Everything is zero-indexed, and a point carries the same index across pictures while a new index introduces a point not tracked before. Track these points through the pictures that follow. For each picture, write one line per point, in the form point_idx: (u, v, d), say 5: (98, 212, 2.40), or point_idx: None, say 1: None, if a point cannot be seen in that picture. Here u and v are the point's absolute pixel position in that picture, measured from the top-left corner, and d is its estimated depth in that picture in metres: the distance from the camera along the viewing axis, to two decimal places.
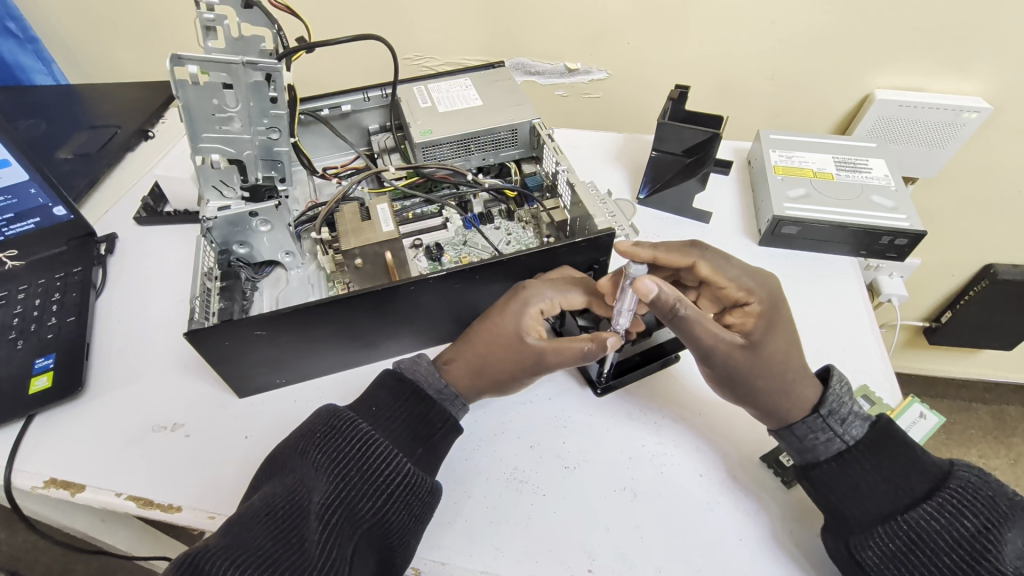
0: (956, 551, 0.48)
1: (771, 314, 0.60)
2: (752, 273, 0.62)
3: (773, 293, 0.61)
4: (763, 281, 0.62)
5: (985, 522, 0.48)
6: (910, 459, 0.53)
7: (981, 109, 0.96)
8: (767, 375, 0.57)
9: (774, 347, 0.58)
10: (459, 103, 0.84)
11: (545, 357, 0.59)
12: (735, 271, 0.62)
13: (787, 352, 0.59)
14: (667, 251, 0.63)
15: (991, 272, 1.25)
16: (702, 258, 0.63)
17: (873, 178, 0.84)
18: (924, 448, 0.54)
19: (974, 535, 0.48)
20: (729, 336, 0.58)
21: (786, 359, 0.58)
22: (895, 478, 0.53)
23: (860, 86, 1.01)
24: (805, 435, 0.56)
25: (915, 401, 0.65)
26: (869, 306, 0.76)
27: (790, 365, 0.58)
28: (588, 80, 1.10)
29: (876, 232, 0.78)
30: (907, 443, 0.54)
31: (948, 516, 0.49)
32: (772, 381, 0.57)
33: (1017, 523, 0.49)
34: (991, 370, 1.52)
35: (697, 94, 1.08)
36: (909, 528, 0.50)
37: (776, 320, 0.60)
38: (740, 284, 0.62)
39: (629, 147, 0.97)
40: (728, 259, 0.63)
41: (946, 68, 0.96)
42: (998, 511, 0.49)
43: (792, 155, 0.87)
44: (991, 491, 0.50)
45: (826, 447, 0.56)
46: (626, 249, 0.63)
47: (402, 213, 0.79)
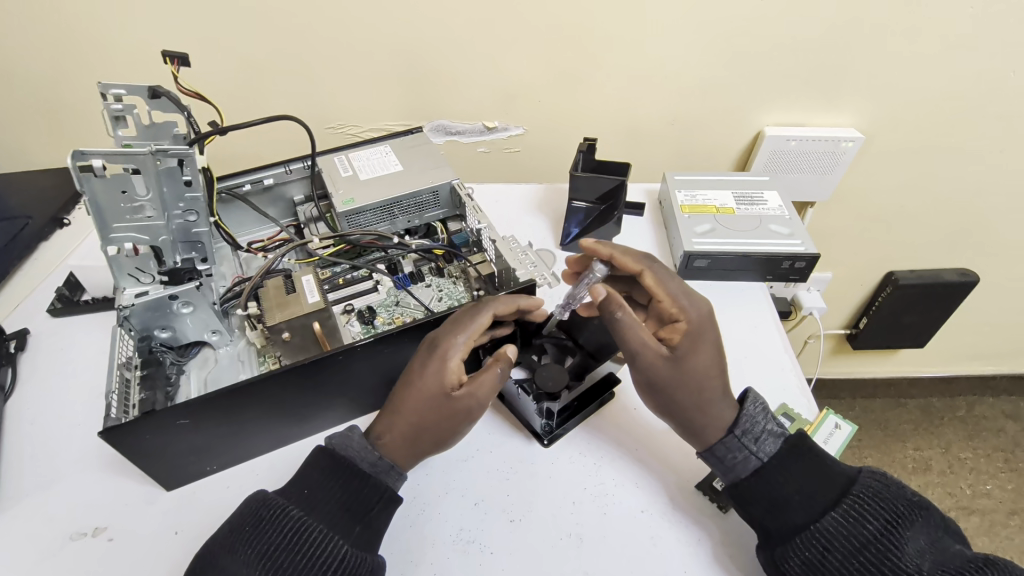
0: (864, 553, 0.52)
1: (697, 329, 0.64)
2: (687, 293, 0.67)
3: (704, 312, 0.66)
4: (695, 300, 0.66)
5: (886, 522, 0.52)
6: (819, 468, 0.58)
7: (856, 138, 1.08)
8: (684, 389, 0.62)
9: (695, 362, 0.63)
10: (380, 169, 0.87)
11: (473, 399, 0.61)
12: (676, 288, 0.67)
13: (709, 368, 0.63)
14: (623, 254, 0.71)
15: (893, 279, 1.37)
16: (648, 271, 0.69)
17: (769, 209, 0.91)
18: (832, 457, 0.59)
19: (877, 536, 0.52)
20: (655, 346, 0.64)
21: (705, 372, 0.63)
22: (807, 489, 0.56)
23: (752, 124, 1.12)
24: (724, 455, 0.60)
25: (830, 413, 0.71)
26: (781, 326, 0.82)
27: (711, 379, 0.63)
28: (507, 136, 1.16)
29: (776, 258, 0.85)
30: (819, 456, 0.58)
31: (854, 520, 0.53)
32: (693, 392, 0.62)
33: (914, 521, 0.53)
34: (912, 366, 1.64)
35: (610, 141, 1.16)
36: (821, 535, 0.53)
37: (704, 338, 0.64)
38: (676, 301, 0.66)
39: (550, 197, 1.02)
40: (674, 278, 0.69)
41: (820, 104, 1.08)
42: (897, 512, 0.53)
43: (696, 194, 0.94)
44: (891, 492, 0.55)
45: (744, 465, 0.59)
46: (587, 245, 0.74)
47: (333, 279, 0.79)
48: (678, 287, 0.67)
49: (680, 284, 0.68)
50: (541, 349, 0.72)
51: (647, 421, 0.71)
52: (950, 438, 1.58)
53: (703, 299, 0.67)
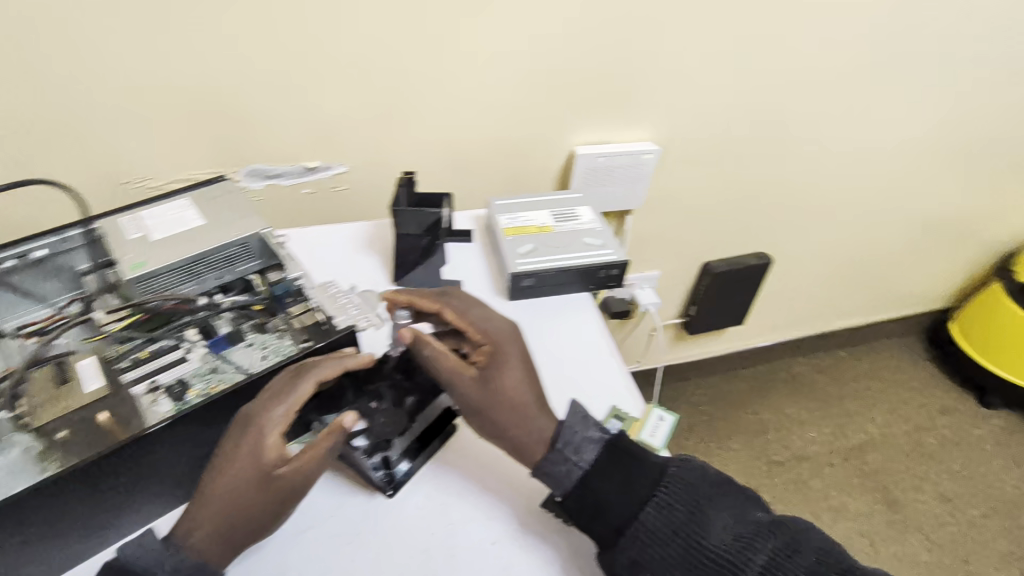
0: (674, 539, 0.58)
1: (499, 349, 0.69)
2: (484, 318, 0.71)
3: (503, 330, 0.70)
4: (491, 322, 0.71)
5: (689, 507, 0.59)
6: (634, 465, 0.63)
7: (653, 151, 1.21)
8: (502, 408, 0.65)
9: (505, 379, 0.67)
10: (177, 227, 0.79)
11: (297, 484, 0.58)
12: (473, 315, 0.71)
13: (519, 382, 0.67)
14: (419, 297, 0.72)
15: (709, 269, 1.55)
16: (445, 306, 0.71)
17: (582, 223, 0.99)
18: (647, 451, 0.64)
19: (682, 521, 0.59)
20: (466, 371, 0.67)
21: (517, 387, 0.66)
22: (625, 490, 0.61)
23: (565, 145, 1.20)
24: (550, 470, 0.62)
25: (653, 407, 0.78)
26: (605, 330, 0.88)
27: (524, 392, 0.66)
28: (331, 176, 1.11)
29: (593, 268, 0.92)
30: (632, 454, 0.63)
31: (663, 512, 0.60)
32: (510, 408, 0.65)
33: (714, 499, 0.60)
34: (744, 341, 1.84)
35: (438, 172, 1.17)
36: (640, 533, 0.59)
37: (507, 355, 0.68)
38: (476, 327, 0.70)
39: (379, 235, 1.00)
40: (469, 306, 0.72)
41: (619, 122, 1.19)
42: (697, 495, 0.60)
43: (517, 216, 0.99)
44: (693, 476, 0.61)
45: (568, 477, 0.62)
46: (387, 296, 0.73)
47: (130, 356, 0.69)
48: (475, 315, 0.71)
49: (478, 312, 0.72)
50: (377, 394, 0.68)
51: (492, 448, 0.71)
52: (777, 399, 1.83)
53: (499, 320, 0.72)
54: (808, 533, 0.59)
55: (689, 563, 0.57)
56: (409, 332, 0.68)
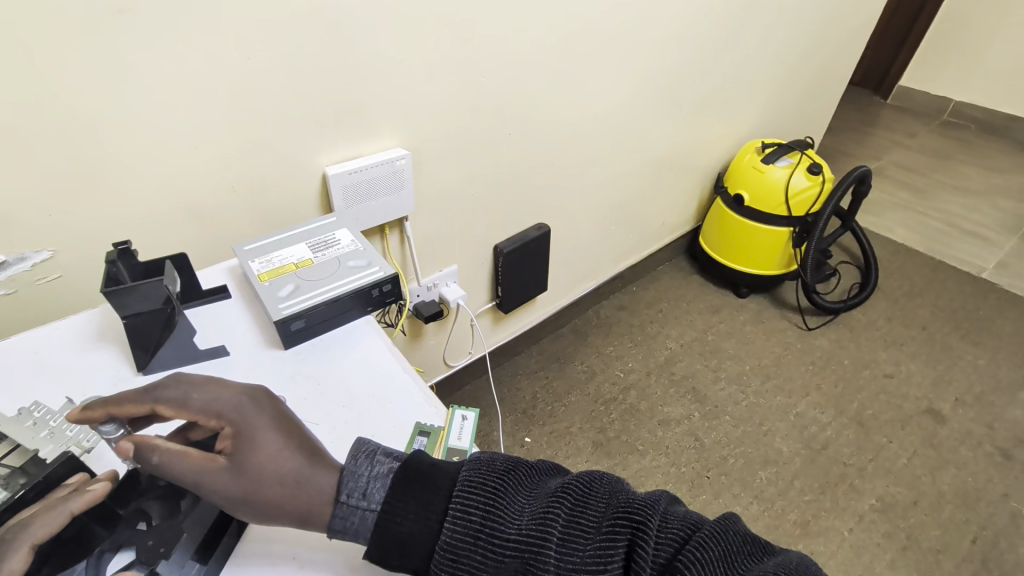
0: (478, 544, 0.59)
1: (242, 428, 0.59)
2: (211, 398, 0.59)
3: (240, 399, 0.60)
4: (221, 395, 0.59)
5: (484, 504, 0.61)
6: (428, 484, 0.63)
7: (404, 154, 1.28)
8: (268, 491, 0.59)
9: (259, 457, 0.59)
10: None
11: None
12: (197, 400, 0.58)
13: (277, 454, 0.60)
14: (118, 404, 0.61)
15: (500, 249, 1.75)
16: (159, 403, 0.59)
17: (343, 247, 1.00)
18: (444, 461, 0.65)
19: (480, 518, 0.60)
20: (209, 464, 0.59)
21: (276, 460, 0.60)
22: (423, 512, 0.61)
23: (312, 169, 1.18)
24: (341, 528, 0.61)
25: (455, 409, 0.81)
26: (390, 343, 0.90)
27: (286, 461, 0.60)
28: (30, 266, 0.94)
29: (363, 288, 0.92)
30: (423, 474, 0.63)
31: (461, 518, 0.60)
32: (278, 482, 0.59)
33: (507, 487, 0.63)
34: (546, 304, 2.17)
35: (172, 230, 1.05)
36: (446, 551, 0.59)
37: (253, 431, 0.59)
38: (205, 415, 0.58)
39: (107, 321, 0.86)
40: (189, 388, 0.59)
41: (361, 135, 1.21)
42: (488, 489, 0.62)
43: (270, 258, 0.96)
44: (485, 472, 0.63)
45: (362, 526, 0.61)
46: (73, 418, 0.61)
47: None
48: (200, 395, 0.59)
49: (204, 394, 0.59)
50: (146, 513, 0.63)
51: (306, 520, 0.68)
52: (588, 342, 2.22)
53: (230, 386, 0.60)
54: (597, 485, 0.63)
55: (495, 559, 0.59)
56: (129, 441, 0.59)
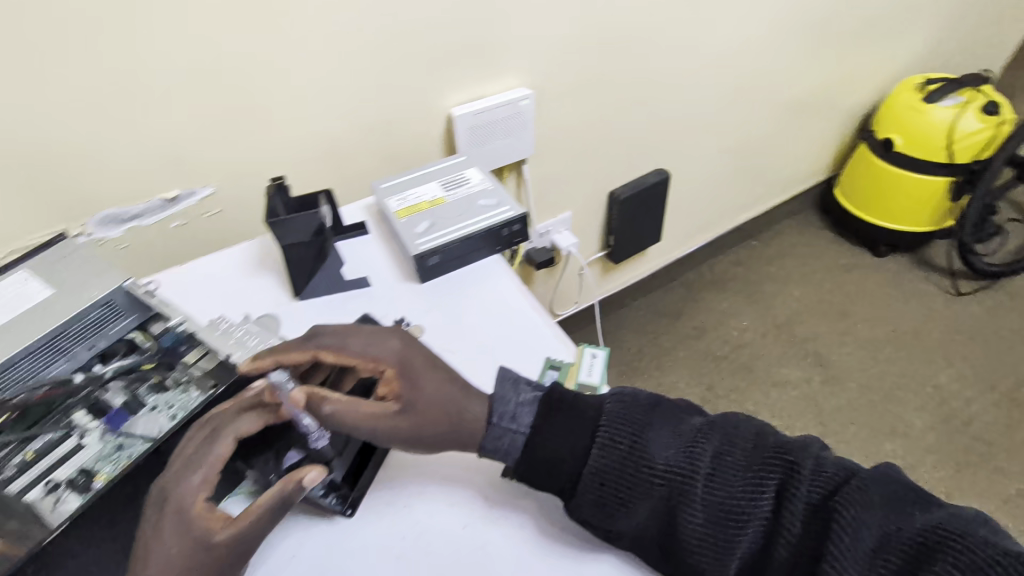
0: (630, 465, 0.60)
1: (408, 365, 0.63)
2: (374, 341, 0.63)
3: (398, 345, 0.63)
4: (383, 341, 0.63)
5: (630, 436, 0.60)
6: (571, 413, 0.62)
7: (526, 96, 1.19)
8: (433, 422, 0.62)
9: (424, 398, 0.62)
10: (17, 305, 0.69)
11: (238, 548, 0.53)
12: (355, 347, 0.62)
13: (437, 394, 0.62)
14: (282, 355, 0.61)
15: (614, 198, 1.56)
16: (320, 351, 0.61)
17: (473, 185, 0.95)
18: (579, 395, 0.64)
19: (629, 453, 0.59)
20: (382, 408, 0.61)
21: (440, 395, 0.62)
22: (572, 438, 0.61)
23: (438, 110, 1.13)
24: (494, 447, 0.62)
25: (586, 347, 0.78)
26: (521, 284, 0.87)
27: (453, 394, 0.63)
28: (197, 201, 1.00)
29: (495, 229, 0.88)
30: (569, 398, 0.63)
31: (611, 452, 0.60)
32: (443, 420, 0.62)
33: (654, 421, 0.61)
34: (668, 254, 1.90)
35: (311, 173, 1.07)
36: (594, 475, 0.60)
37: (416, 368, 0.63)
38: (366, 356, 0.62)
39: (267, 250, 0.91)
40: (347, 338, 0.63)
41: (486, 74, 1.14)
42: (636, 423, 0.60)
43: (406, 195, 0.93)
44: (630, 406, 0.61)
45: (514, 445, 0.62)
46: (247, 366, 0.61)
47: (13, 460, 0.62)
48: (357, 338, 0.63)
49: (357, 337, 0.63)
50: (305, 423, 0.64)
51: None
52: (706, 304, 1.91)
53: (388, 334, 0.64)
54: (740, 428, 0.61)
55: (642, 487, 0.59)
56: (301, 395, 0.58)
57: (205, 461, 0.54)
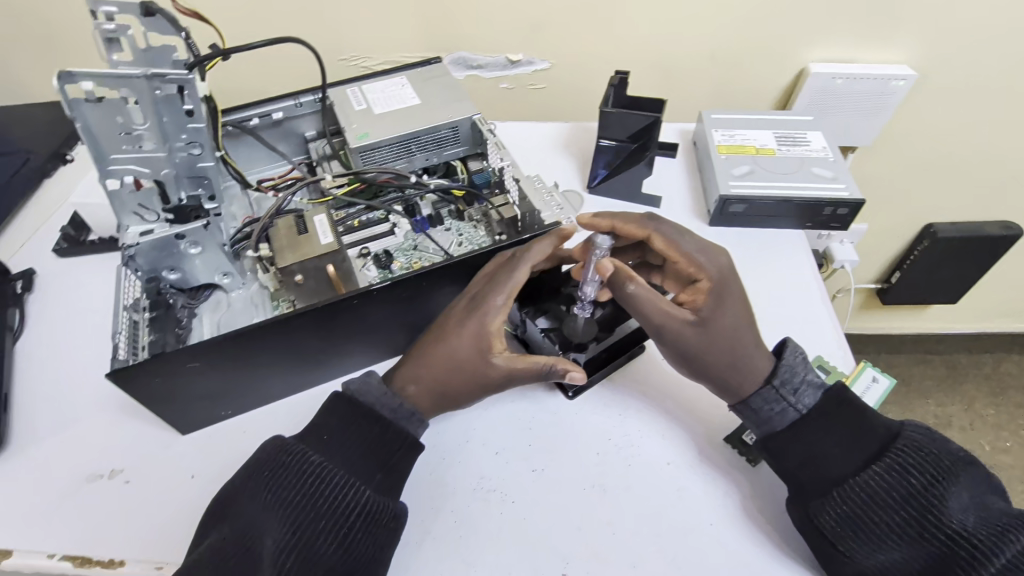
0: (910, 503, 0.50)
1: (721, 287, 0.60)
2: (706, 250, 0.62)
3: (723, 264, 0.62)
4: (714, 256, 0.62)
5: (929, 475, 0.50)
6: (861, 420, 0.55)
7: (908, 77, 0.97)
8: (719, 350, 0.58)
9: (723, 322, 0.59)
10: (396, 103, 0.81)
11: (508, 380, 0.58)
12: (689, 247, 0.62)
13: (735, 328, 0.59)
14: (624, 222, 0.64)
15: (931, 231, 1.24)
16: (656, 233, 0.63)
17: (813, 150, 0.86)
18: (874, 410, 0.56)
19: (920, 491, 0.50)
20: (680, 311, 0.59)
21: (736, 331, 0.59)
22: (848, 442, 0.54)
23: (797, 59, 1.00)
24: (760, 407, 0.57)
25: (867, 366, 0.67)
26: (816, 272, 0.78)
27: (745, 331, 0.59)
28: (532, 71, 1.06)
29: (818, 204, 0.80)
30: (859, 406, 0.56)
31: (895, 475, 0.51)
32: (727, 351, 0.58)
33: (960, 477, 0.50)
34: (945, 323, 1.49)
35: (639, 79, 1.06)
36: (859, 489, 0.52)
37: (729, 295, 0.60)
38: (693, 260, 0.61)
39: (576, 136, 0.96)
40: (681, 234, 0.62)
41: (874, 37, 0.96)
42: (942, 467, 0.50)
43: (734, 133, 0.88)
44: (937, 448, 0.52)
45: (780, 417, 0.57)
46: (586, 219, 0.65)
47: (346, 222, 0.75)
48: (692, 243, 0.62)
49: (692, 240, 0.62)
50: (569, 298, 0.66)
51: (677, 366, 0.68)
52: (975, 395, 1.46)
53: (718, 252, 0.62)
54: None
55: (920, 530, 0.49)
56: (610, 264, 0.60)
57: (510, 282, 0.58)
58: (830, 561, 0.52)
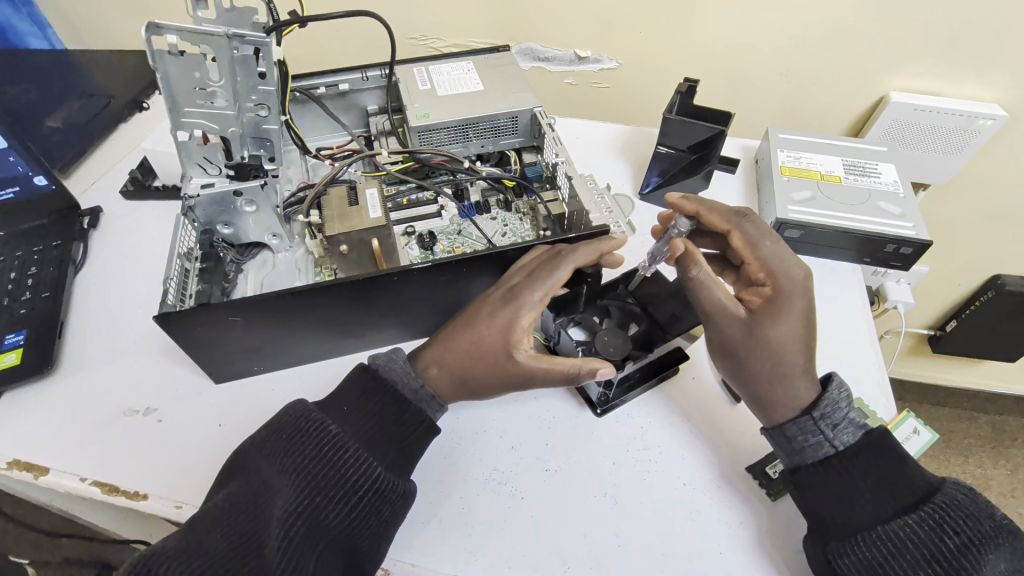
0: (939, 563, 0.47)
1: (785, 298, 0.59)
2: (783, 259, 0.61)
3: (796, 279, 0.60)
4: (789, 267, 0.61)
5: (964, 538, 0.47)
6: (899, 468, 0.52)
7: (998, 116, 0.90)
8: (761, 356, 0.58)
9: (775, 333, 0.58)
10: (459, 86, 0.81)
11: (531, 378, 0.57)
12: (766, 252, 0.61)
13: (788, 343, 0.57)
14: (710, 211, 0.66)
15: (998, 282, 1.16)
16: (737, 230, 0.64)
17: (882, 182, 0.82)
18: (914, 458, 0.53)
19: (951, 552, 0.47)
20: (733, 307, 0.60)
21: (785, 346, 0.57)
22: (881, 488, 0.52)
23: (877, 86, 0.95)
24: (794, 436, 0.56)
25: (910, 416, 0.64)
26: (869, 310, 0.75)
27: (797, 350, 0.58)
28: (598, 69, 1.05)
29: (880, 240, 0.76)
30: (899, 453, 0.53)
31: (927, 530, 0.48)
32: (771, 359, 0.57)
33: (999, 545, 0.47)
34: (1000, 381, 1.40)
35: (707, 88, 1.03)
36: (886, 538, 0.49)
37: (790, 309, 0.58)
38: (765, 265, 0.61)
39: (634, 140, 0.94)
40: (765, 237, 0.62)
41: (966, 71, 0.90)
42: (981, 532, 0.47)
43: (800, 156, 0.85)
44: (978, 511, 0.49)
45: (813, 450, 0.55)
46: (674, 198, 0.68)
47: (396, 199, 0.76)
48: (771, 251, 0.62)
49: (773, 246, 0.62)
50: (603, 310, 0.66)
51: (705, 392, 0.66)
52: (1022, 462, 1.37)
53: (796, 266, 0.61)
54: None
55: None
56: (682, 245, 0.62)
57: (548, 278, 0.57)
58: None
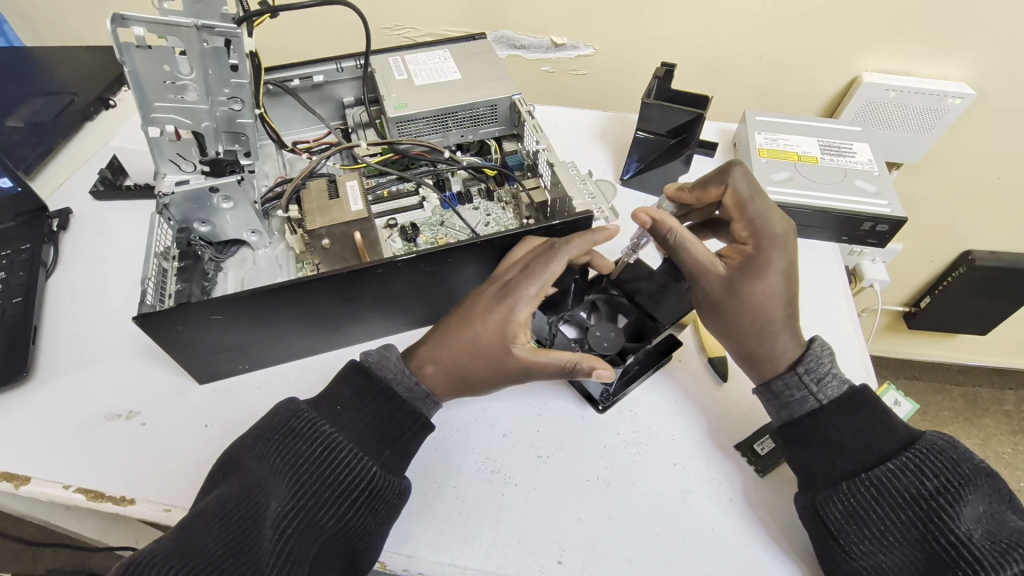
0: (919, 505, 0.48)
1: (764, 258, 0.60)
2: (764, 219, 0.61)
3: (775, 235, 0.61)
4: (769, 228, 0.61)
5: (942, 479, 0.49)
6: (881, 420, 0.54)
7: (965, 95, 0.92)
8: (744, 316, 0.60)
9: (754, 292, 0.60)
10: (436, 76, 0.80)
11: (528, 371, 0.57)
12: (752, 212, 0.62)
13: (769, 300, 0.60)
14: (699, 187, 0.66)
15: (969, 258, 1.19)
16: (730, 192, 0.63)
17: (857, 162, 0.83)
18: (897, 414, 0.54)
19: (931, 494, 0.48)
20: (711, 270, 0.61)
21: (767, 304, 0.60)
22: (862, 434, 0.53)
23: (849, 67, 0.97)
24: (781, 391, 0.58)
25: (891, 388, 0.65)
26: (847, 287, 0.76)
27: (776, 308, 0.60)
28: (575, 56, 1.05)
29: (856, 218, 0.78)
30: (883, 409, 0.54)
31: (909, 474, 0.50)
32: (752, 317, 0.60)
33: (977, 487, 0.48)
34: (970, 354, 1.45)
35: (683, 73, 1.04)
36: (871, 484, 0.50)
37: (767, 266, 0.60)
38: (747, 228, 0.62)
39: (613, 126, 0.94)
40: (754, 197, 0.62)
41: (933, 52, 0.92)
42: (959, 474, 0.49)
43: (777, 138, 0.85)
44: (955, 455, 0.50)
45: (800, 404, 0.57)
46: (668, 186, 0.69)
47: (377, 190, 0.75)
48: (757, 210, 0.62)
49: (760, 207, 0.62)
50: (591, 305, 0.68)
51: (693, 376, 0.66)
52: (993, 430, 1.41)
53: (778, 220, 0.62)
54: None
55: (926, 531, 0.48)
56: (646, 215, 0.62)
57: (541, 271, 0.57)
58: (829, 558, 0.50)
